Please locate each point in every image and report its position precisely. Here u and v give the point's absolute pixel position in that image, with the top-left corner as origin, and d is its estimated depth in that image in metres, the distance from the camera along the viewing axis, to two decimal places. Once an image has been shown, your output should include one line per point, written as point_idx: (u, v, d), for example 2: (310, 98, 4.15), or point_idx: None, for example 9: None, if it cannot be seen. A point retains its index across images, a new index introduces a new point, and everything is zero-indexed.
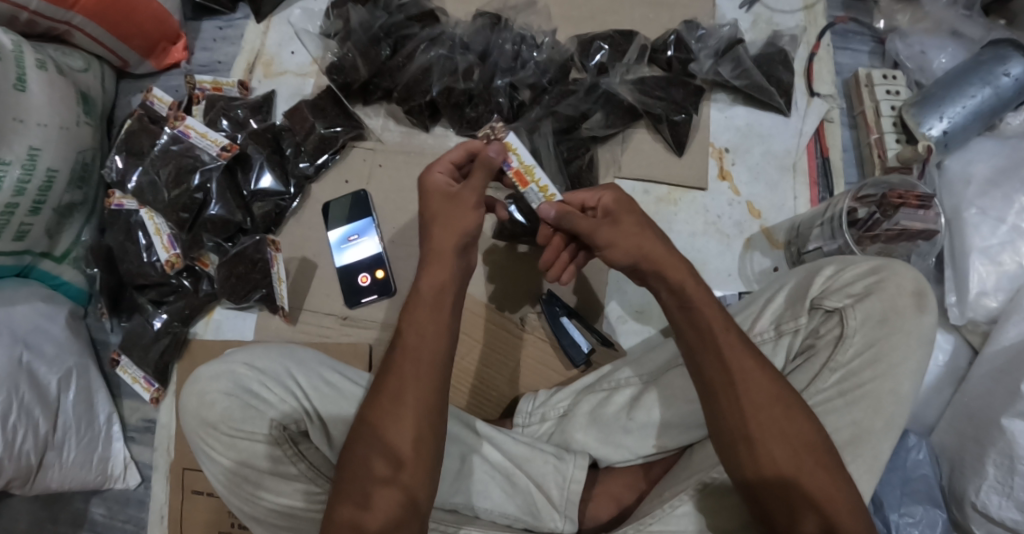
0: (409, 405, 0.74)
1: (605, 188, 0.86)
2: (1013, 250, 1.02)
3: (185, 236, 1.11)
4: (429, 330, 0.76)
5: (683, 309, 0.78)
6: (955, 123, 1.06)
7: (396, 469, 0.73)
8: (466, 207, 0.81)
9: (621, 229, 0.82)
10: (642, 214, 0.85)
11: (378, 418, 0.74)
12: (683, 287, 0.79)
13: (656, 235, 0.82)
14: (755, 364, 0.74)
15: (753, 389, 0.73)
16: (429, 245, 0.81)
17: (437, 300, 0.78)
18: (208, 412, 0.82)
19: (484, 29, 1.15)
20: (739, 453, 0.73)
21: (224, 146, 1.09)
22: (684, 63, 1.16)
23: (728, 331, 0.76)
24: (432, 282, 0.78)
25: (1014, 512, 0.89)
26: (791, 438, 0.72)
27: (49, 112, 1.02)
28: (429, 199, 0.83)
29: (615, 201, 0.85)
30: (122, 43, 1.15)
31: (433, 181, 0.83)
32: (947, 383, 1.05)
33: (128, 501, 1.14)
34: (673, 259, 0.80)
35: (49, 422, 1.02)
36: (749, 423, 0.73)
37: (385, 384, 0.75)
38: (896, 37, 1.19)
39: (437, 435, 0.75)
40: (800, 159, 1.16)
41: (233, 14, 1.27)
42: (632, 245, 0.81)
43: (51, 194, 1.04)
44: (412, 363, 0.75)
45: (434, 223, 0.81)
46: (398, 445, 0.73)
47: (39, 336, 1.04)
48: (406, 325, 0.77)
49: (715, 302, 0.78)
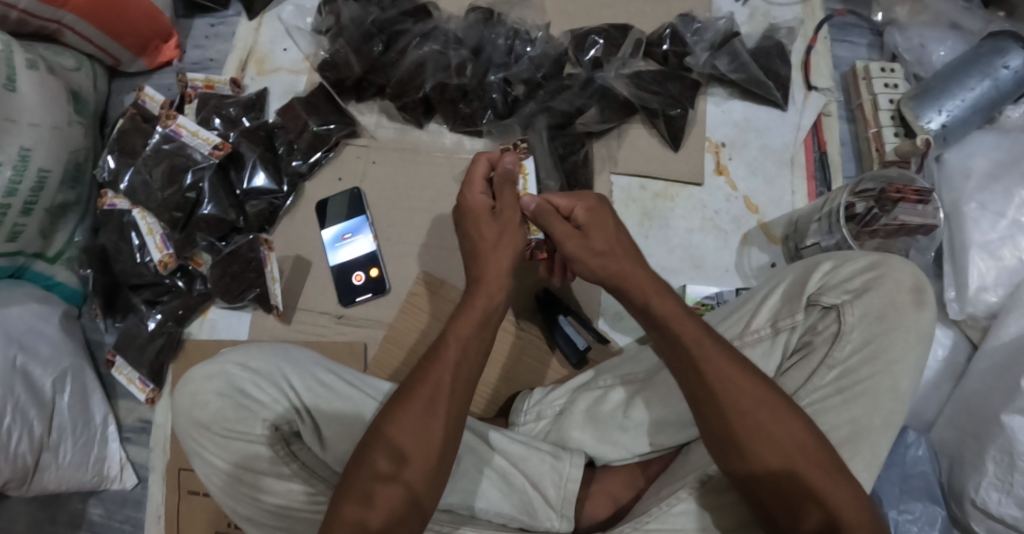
0: (438, 415, 0.74)
1: (577, 198, 0.83)
2: (1013, 245, 1.01)
3: (178, 236, 1.10)
4: (472, 346, 0.77)
5: (655, 327, 0.78)
6: (954, 116, 1.05)
7: (399, 466, 0.72)
8: (512, 225, 0.82)
9: (589, 247, 0.80)
10: (613, 229, 0.81)
11: (396, 419, 0.74)
12: (649, 304, 0.78)
13: (626, 252, 0.80)
14: (735, 369, 0.73)
15: (733, 396, 0.72)
16: (479, 265, 0.81)
17: (484, 318, 0.78)
18: (200, 412, 0.82)
19: (477, 24, 1.14)
20: (730, 455, 0.72)
21: (215, 145, 1.08)
22: (680, 57, 1.14)
23: (703, 340, 0.75)
24: (483, 300, 0.79)
25: (1014, 509, 0.88)
26: (780, 439, 0.71)
27: (40, 112, 1.01)
28: (475, 220, 0.82)
29: (587, 214, 0.82)
30: (114, 41, 1.14)
31: (475, 201, 0.83)
32: (946, 379, 1.04)
33: (125, 501, 1.14)
34: (642, 274, 0.79)
35: (44, 423, 1.02)
36: (733, 428, 0.72)
37: (414, 391, 0.75)
38: (895, 30, 1.18)
39: (456, 438, 0.75)
40: (798, 153, 1.15)
41: (225, 11, 1.26)
42: (598, 266, 0.80)
43: (43, 194, 1.03)
44: (449, 376, 0.75)
45: (483, 246, 0.81)
46: (409, 446, 0.73)
47: (34, 337, 1.04)
48: (449, 337, 0.77)
49: (687, 315, 0.77)
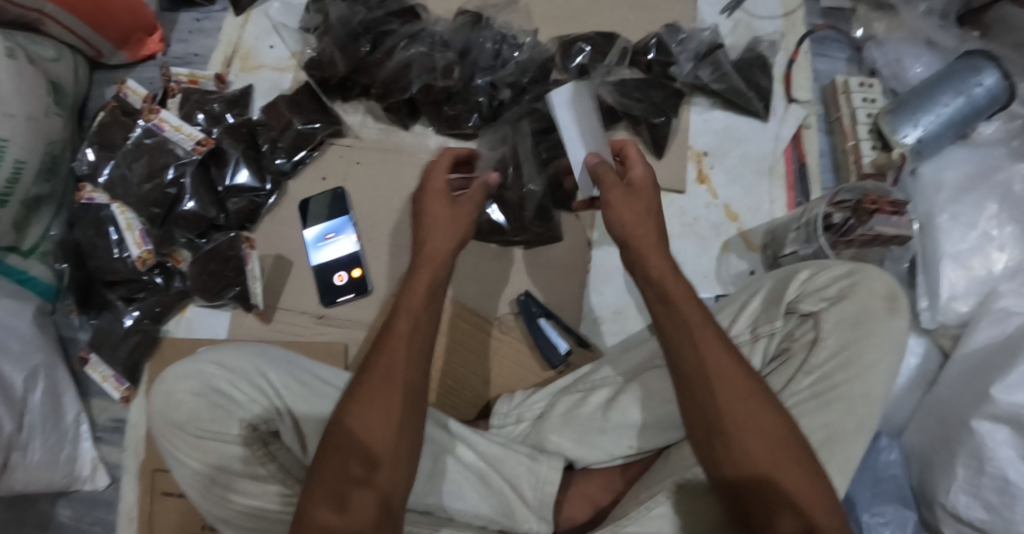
0: (397, 386, 0.74)
1: (641, 162, 0.83)
2: (982, 256, 1.05)
3: (157, 232, 1.09)
4: (423, 317, 0.77)
5: (663, 304, 0.76)
6: (929, 130, 1.08)
7: (371, 469, 0.72)
8: (464, 216, 0.83)
9: (630, 200, 0.80)
10: (642, 211, 0.79)
11: (359, 402, 0.73)
12: (662, 281, 0.77)
13: (657, 222, 0.80)
14: (729, 360, 0.74)
15: (724, 384, 0.73)
16: (422, 243, 0.81)
17: (430, 289, 0.78)
18: (175, 412, 0.81)
19: (465, 27, 1.14)
20: (716, 450, 0.73)
21: (198, 140, 1.07)
22: (663, 66, 1.16)
23: (706, 329, 0.75)
24: (427, 274, 0.79)
25: (982, 512, 0.90)
26: (768, 434, 0.72)
27: (17, 102, 0.99)
28: (429, 199, 0.84)
29: (642, 179, 0.81)
30: (96, 33, 1.13)
31: (433, 183, 0.85)
32: (917, 386, 1.06)
33: (96, 502, 1.11)
34: (659, 252, 0.78)
35: (14, 421, 0.99)
36: (723, 416, 0.73)
37: (374, 366, 0.75)
38: (873, 46, 1.21)
39: (417, 419, 0.75)
40: (778, 163, 1.17)
41: (211, 7, 1.25)
42: (629, 219, 0.79)
43: (19, 186, 1.01)
44: (404, 345, 0.75)
45: (431, 222, 0.82)
46: (374, 441, 0.72)
47: (5, 333, 1.01)
48: (399, 311, 0.77)
49: (694, 301, 0.76)
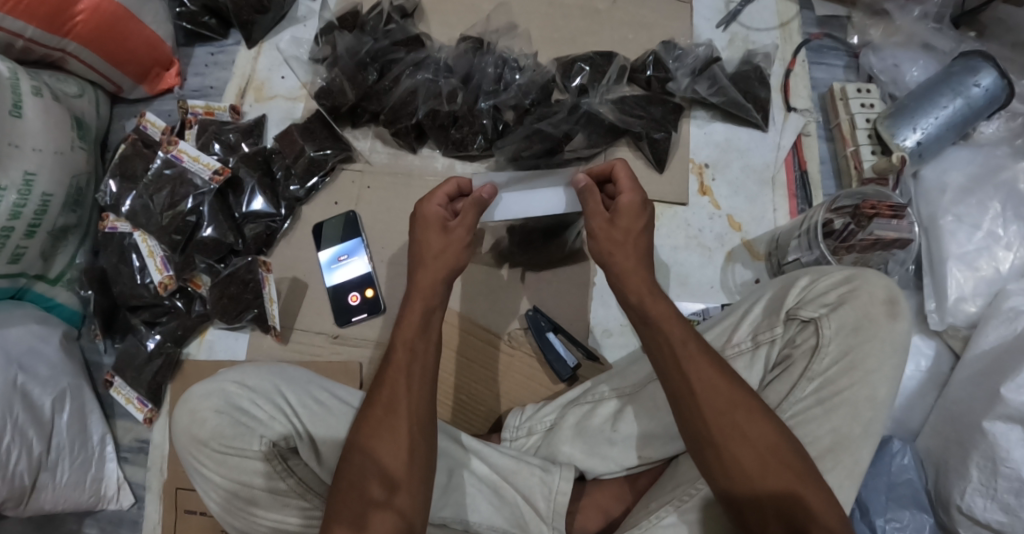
0: (401, 413, 0.77)
1: (629, 187, 0.84)
2: (989, 256, 1.05)
3: (178, 258, 1.13)
4: (419, 346, 0.80)
5: (645, 325, 0.80)
6: (929, 133, 1.09)
7: (398, 497, 0.74)
8: (457, 243, 0.85)
9: (610, 231, 0.83)
10: (639, 230, 0.83)
11: (368, 432, 0.77)
12: (642, 303, 0.81)
13: (642, 242, 0.83)
14: (712, 368, 0.76)
15: (713, 395, 0.75)
16: (417, 275, 0.84)
17: (424, 320, 0.82)
18: (199, 428, 0.83)
19: (467, 52, 1.18)
20: (706, 452, 0.75)
21: (215, 170, 1.11)
22: (662, 82, 1.18)
23: (688, 343, 0.77)
24: (421, 304, 0.82)
25: (999, 514, 0.90)
26: (760, 443, 0.73)
27: (44, 137, 1.04)
28: (425, 230, 0.86)
29: (627, 206, 0.83)
30: (117, 69, 1.18)
31: (430, 212, 0.86)
32: (930, 389, 1.06)
33: (121, 521, 1.14)
34: (637, 276, 0.81)
35: (43, 442, 1.03)
36: (713, 427, 0.74)
37: (377, 396, 0.78)
38: (870, 52, 1.22)
39: (427, 441, 0.78)
40: (779, 172, 1.19)
41: (224, 40, 1.30)
42: (605, 249, 0.83)
43: (46, 217, 1.06)
44: (404, 375, 0.78)
45: (425, 255, 0.85)
46: (389, 465, 0.75)
47: (34, 358, 1.06)
48: (395, 344, 0.80)
49: (676, 317, 0.79)
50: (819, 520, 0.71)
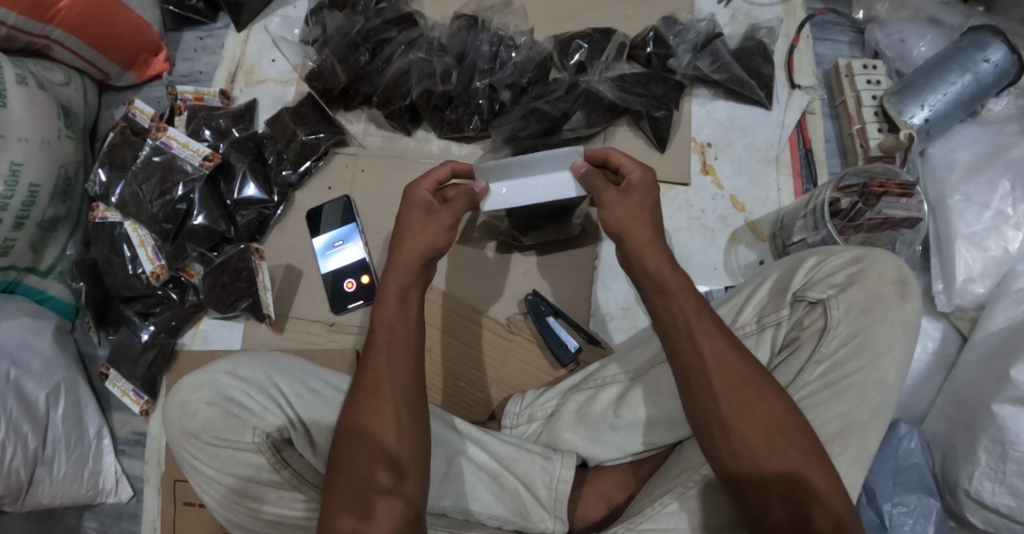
0: (387, 394, 0.75)
1: (638, 165, 0.85)
2: (998, 235, 1.02)
3: (170, 247, 1.11)
4: (399, 325, 0.78)
5: (661, 295, 0.78)
6: (936, 110, 1.06)
7: (398, 479, 0.73)
8: (440, 224, 0.84)
9: (624, 201, 0.82)
10: (648, 206, 0.82)
11: (364, 415, 0.75)
12: (660, 273, 0.78)
13: (654, 216, 0.82)
14: (724, 344, 0.74)
15: (722, 372, 0.73)
16: (396, 253, 0.83)
17: (401, 299, 0.80)
18: (190, 421, 0.82)
19: (461, 31, 1.14)
20: (710, 432, 0.73)
21: (205, 156, 1.09)
22: (662, 59, 1.15)
23: (701, 316, 0.75)
24: (396, 282, 0.81)
25: (1008, 498, 0.89)
26: (766, 423, 0.72)
27: (30, 126, 1.02)
28: (409, 211, 0.85)
29: (638, 182, 0.83)
30: (103, 56, 1.15)
31: (417, 196, 0.86)
32: (937, 371, 1.05)
33: (120, 514, 1.13)
34: (653, 246, 0.79)
35: (38, 437, 1.01)
36: (722, 405, 0.72)
37: (364, 378, 0.76)
38: (876, 27, 1.19)
39: (421, 424, 0.76)
40: (783, 151, 1.16)
41: (213, 24, 1.27)
42: (621, 217, 0.81)
43: (34, 209, 1.04)
44: (385, 355, 0.77)
45: (406, 233, 0.84)
46: (391, 449, 0.74)
47: (27, 352, 1.04)
48: (376, 324, 0.79)
49: (690, 290, 0.77)
50: (824, 502, 0.70)
